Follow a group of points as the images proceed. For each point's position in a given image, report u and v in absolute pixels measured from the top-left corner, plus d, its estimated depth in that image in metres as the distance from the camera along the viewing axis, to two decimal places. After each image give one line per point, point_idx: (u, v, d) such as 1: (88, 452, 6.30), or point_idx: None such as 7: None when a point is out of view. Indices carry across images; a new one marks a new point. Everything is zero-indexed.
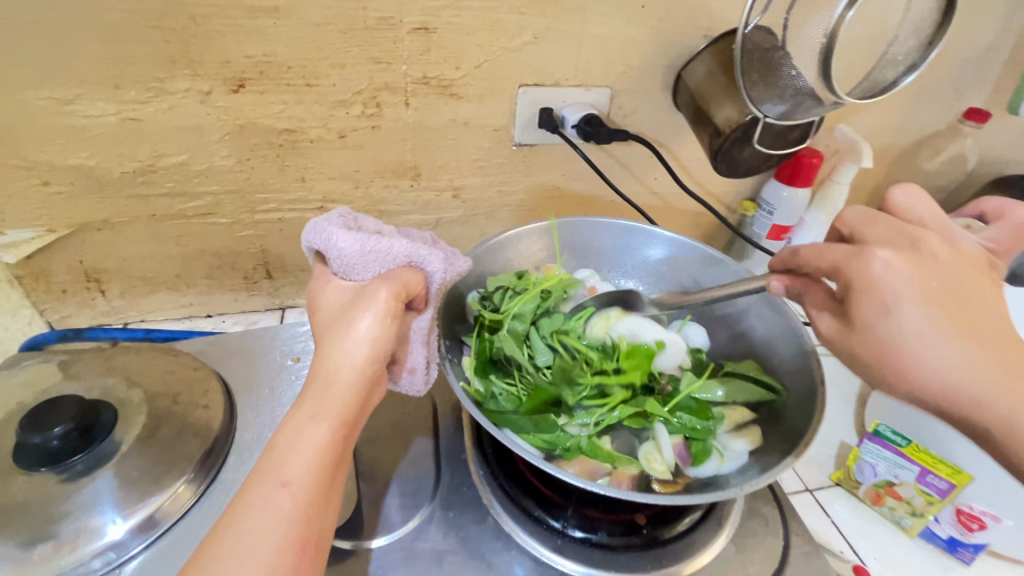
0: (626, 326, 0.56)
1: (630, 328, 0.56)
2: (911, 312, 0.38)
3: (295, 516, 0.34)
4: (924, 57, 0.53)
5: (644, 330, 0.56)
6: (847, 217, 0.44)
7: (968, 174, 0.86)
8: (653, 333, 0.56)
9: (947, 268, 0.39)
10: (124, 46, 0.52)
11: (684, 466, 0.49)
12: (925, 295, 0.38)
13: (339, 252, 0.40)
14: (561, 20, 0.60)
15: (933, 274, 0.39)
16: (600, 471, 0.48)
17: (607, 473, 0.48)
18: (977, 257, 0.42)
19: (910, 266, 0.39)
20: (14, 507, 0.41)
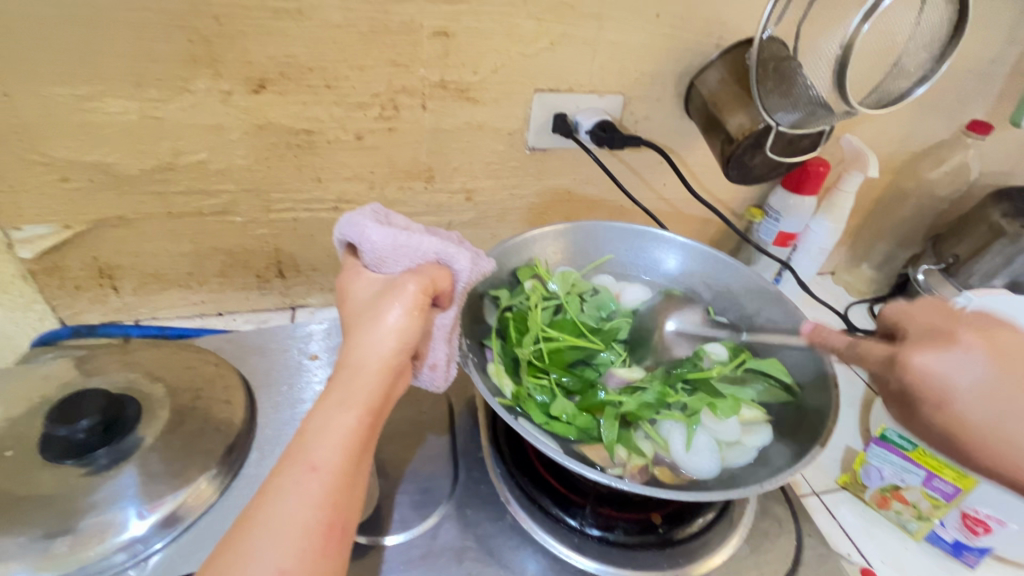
0: (681, 446, 0.49)
1: (681, 445, 0.49)
2: (931, 386, 0.35)
3: (322, 501, 0.34)
4: (936, 69, 0.55)
5: (684, 449, 0.49)
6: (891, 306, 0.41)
7: (972, 184, 0.88)
8: (688, 450, 0.49)
9: (1003, 360, 0.35)
10: (148, 43, 0.53)
11: (684, 465, 0.49)
12: (994, 385, 0.34)
13: (372, 245, 0.42)
14: (577, 26, 0.61)
15: (1012, 362, 0.35)
16: (614, 462, 0.49)
17: (620, 464, 0.48)
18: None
19: (993, 358, 0.35)
20: (41, 499, 0.41)
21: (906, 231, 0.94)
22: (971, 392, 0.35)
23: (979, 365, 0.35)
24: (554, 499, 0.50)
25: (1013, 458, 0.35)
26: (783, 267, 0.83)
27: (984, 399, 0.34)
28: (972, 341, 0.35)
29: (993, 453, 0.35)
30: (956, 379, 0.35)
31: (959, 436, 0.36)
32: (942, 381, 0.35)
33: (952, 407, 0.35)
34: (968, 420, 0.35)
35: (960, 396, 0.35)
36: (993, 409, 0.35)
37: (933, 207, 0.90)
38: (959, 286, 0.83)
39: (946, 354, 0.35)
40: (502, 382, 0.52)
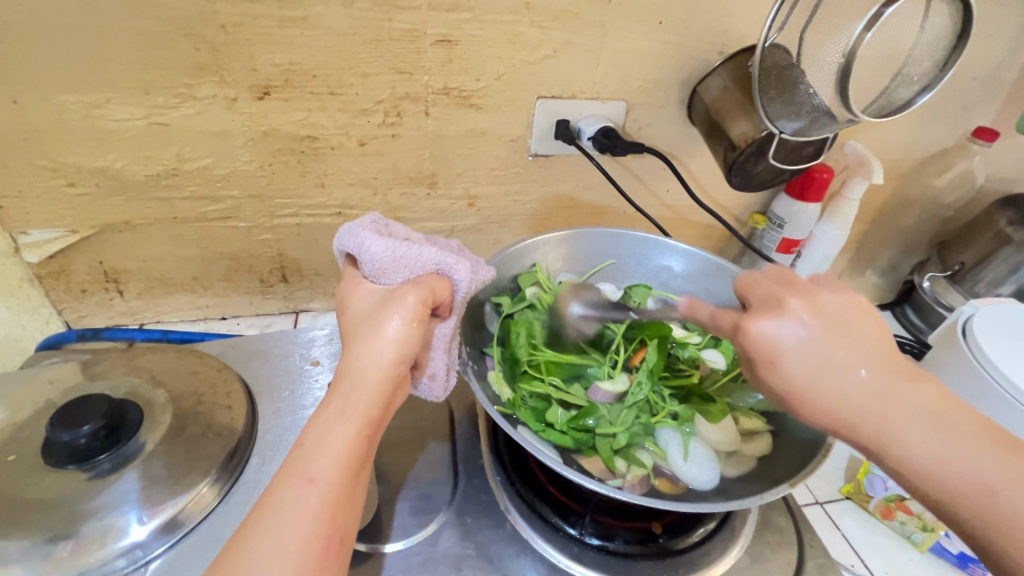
0: (679, 459, 0.50)
1: (679, 458, 0.50)
2: (761, 342, 0.38)
3: (320, 513, 0.34)
4: (939, 78, 0.55)
5: (683, 461, 0.49)
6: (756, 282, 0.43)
7: (978, 191, 0.87)
8: (686, 463, 0.49)
9: (835, 322, 0.38)
10: (155, 51, 0.53)
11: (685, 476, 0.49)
12: (812, 340, 0.37)
13: (371, 256, 0.42)
14: (580, 34, 0.62)
15: (828, 328, 0.37)
16: (610, 475, 0.49)
17: (620, 478, 0.49)
18: (845, 307, 0.39)
19: (813, 320, 0.38)
20: (44, 502, 0.41)
21: (912, 238, 0.93)
22: (794, 350, 0.37)
23: (806, 326, 0.37)
24: (553, 508, 0.50)
25: (830, 409, 0.36)
26: None
27: (800, 355, 0.37)
28: (796, 303, 0.38)
29: (813, 408, 0.37)
30: (780, 337, 0.37)
31: (788, 394, 0.38)
32: (772, 342, 0.38)
33: (778, 365, 0.37)
34: (795, 372, 0.37)
35: (784, 350, 0.37)
36: (807, 369, 0.37)
37: (938, 214, 0.90)
38: (965, 294, 0.83)
39: (774, 317, 0.38)
40: (500, 386, 0.53)
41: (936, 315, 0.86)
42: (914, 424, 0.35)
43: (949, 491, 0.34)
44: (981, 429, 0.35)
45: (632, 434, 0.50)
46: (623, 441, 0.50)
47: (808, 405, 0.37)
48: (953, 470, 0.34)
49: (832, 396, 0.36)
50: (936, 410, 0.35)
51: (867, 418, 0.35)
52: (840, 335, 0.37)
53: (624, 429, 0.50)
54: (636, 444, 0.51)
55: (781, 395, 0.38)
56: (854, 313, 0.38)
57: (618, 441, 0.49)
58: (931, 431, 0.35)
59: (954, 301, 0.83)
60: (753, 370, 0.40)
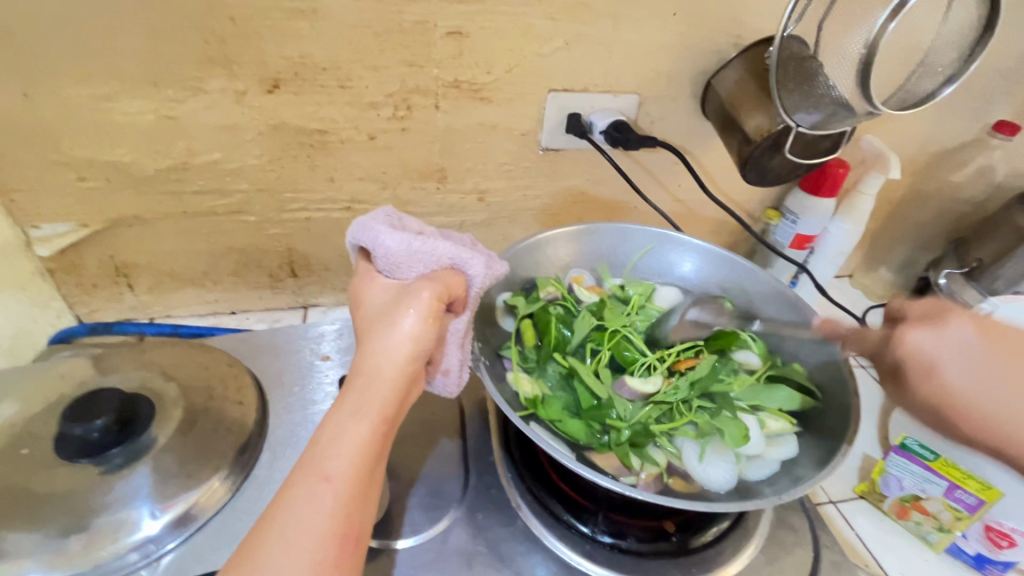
0: (694, 460, 0.48)
1: (694, 459, 0.48)
2: (915, 352, 0.38)
3: (336, 513, 0.34)
4: (963, 69, 0.54)
5: (698, 462, 0.48)
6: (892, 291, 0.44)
7: (996, 187, 0.86)
8: (700, 464, 0.48)
9: (1006, 342, 0.37)
10: (164, 44, 0.53)
11: (698, 477, 0.48)
12: (980, 352, 0.37)
13: (385, 251, 0.41)
14: (593, 25, 0.61)
15: (1000, 343, 0.37)
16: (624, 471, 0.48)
17: (634, 476, 0.48)
18: (1017, 328, 0.38)
19: (979, 336, 0.37)
20: (56, 497, 0.41)
21: (927, 234, 0.92)
22: (961, 365, 0.37)
23: (985, 352, 0.37)
24: (565, 505, 0.50)
25: (996, 425, 0.36)
26: (800, 269, 0.82)
27: (972, 369, 0.36)
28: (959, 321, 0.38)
29: (981, 424, 0.36)
30: (946, 354, 0.37)
31: (949, 407, 0.38)
32: (930, 351, 0.38)
33: (942, 378, 0.37)
34: (961, 391, 0.37)
35: (950, 366, 0.37)
36: (983, 384, 0.36)
37: (955, 209, 0.88)
38: (983, 291, 0.81)
39: (936, 332, 0.38)
40: (524, 388, 0.52)
41: None
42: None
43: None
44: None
45: (641, 431, 0.49)
46: (629, 437, 0.49)
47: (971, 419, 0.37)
48: None
49: (1012, 414, 0.35)
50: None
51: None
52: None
53: (632, 424, 0.50)
54: (650, 439, 0.50)
55: (939, 407, 0.38)
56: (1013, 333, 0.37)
57: (624, 436, 0.49)
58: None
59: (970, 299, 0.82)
60: (907, 381, 0.39)
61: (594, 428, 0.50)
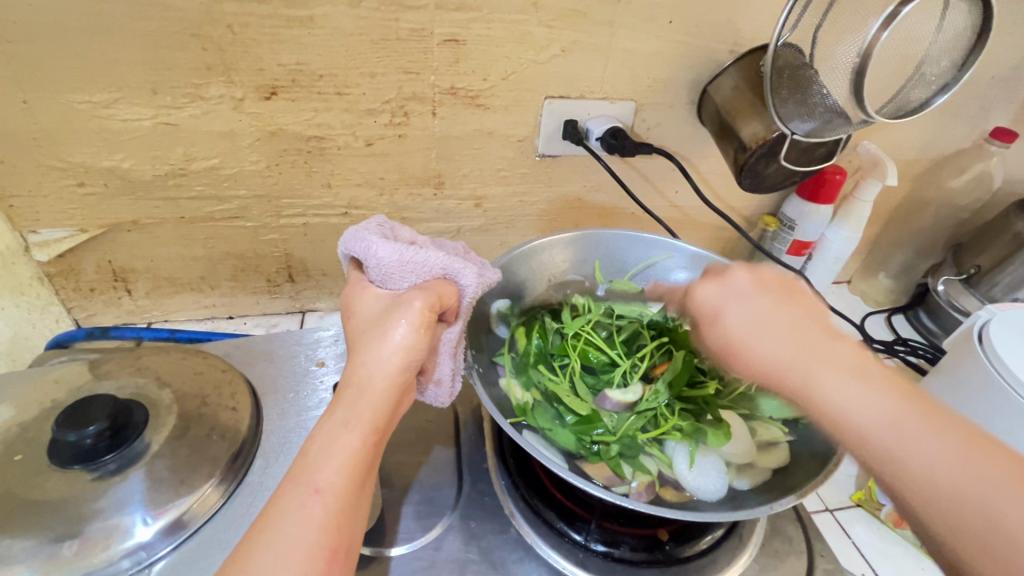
0: (682, 468, 0.48)
1: (683, 468, 0.48)
2: (698, 301, 0.46)
3: (326, 524, 0.34)
4: (958, 78, 0.54)
5: (687, 471, 0.48)
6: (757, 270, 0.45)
7: (994, 193, 0.86)
8: (689, 473, 0.48)
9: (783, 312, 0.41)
10: (162, 52, 0.53)
11: (688, 486, 0.47)
12: (750, 299, 0.43)
13: (376, 260, 0.41)
14: (589, 33, 0.61)
15: (773, 302, 0.42)
16: (617, 480, 0.48)
17: (626, 485, 0.47)
18: (794, 286, 0.44)
19: (751, 286, 0.44)
20: (49, 503, 0.42)
21: (926, 240, 0.92)
22: (733, 310, 0.43)
23: (745, 299, 0.43)
24: (558, 513, 0.50)
25: (761, 360, 0.40)
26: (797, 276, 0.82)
27: (741, 315, 0.42)
28: (739, 274, 0.45)
29: (748, 355, 0.41)
30: (719, 300, 0.45)
31: (726, 351, 0.43)
32: (718, 300, 0.45)
33: (721, 321, 0.44)
34: (733, 330, 0.43)
35: (727, 310, 0.44)
36: (749, 329, 0.42)
37: (954, 216, 0.88)
38: (980, 298, 0.81)
39: (719, 282, 0.46)
40: (516, 395, 0.52)
41: (949, 320, 0.85)
42: (849, 387, 0.36)
43: (883, 459, 0.35)
44: (933, 409, 0.35)
45: (630, 444, 0.49)
46: (618, 449, 0.49)
47: (742, 358, 0.41)
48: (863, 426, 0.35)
49: (761, 355, 0.40)
50: (854, 368, 0.37)
51: (798, 374, 0.38)
52: (744, 321, 0.42)
53: (620, 437, 0.50)
54: (639, 450, 0.50)
55: (714, 347, 0.44)
56: (779, 284, 0.43)
57: (613, 449, 0.49)
58: (868, 397, 0.36)
59: (969, 305, 0.82)
60: (703, 328, 0.46)
61: (584, 441, 0.49)
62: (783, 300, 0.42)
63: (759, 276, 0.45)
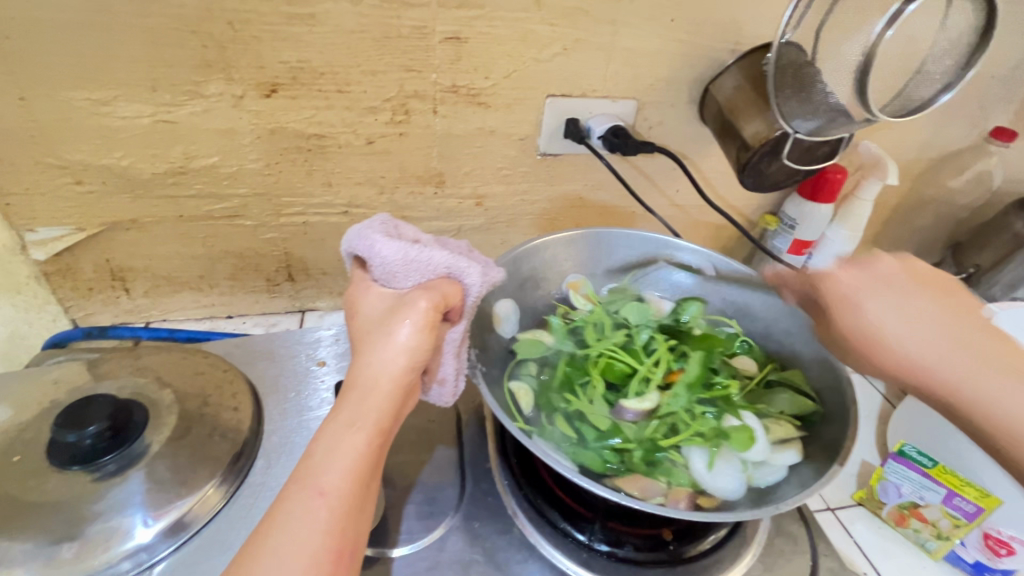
0: (706, 473, 0.48)
1: (706, 473, 0.48)
2: (847, 303, 0.43)
3: (330, 528, 0.33)
4: (961, 77, 0.54)
5: (711, 476, 0.48)
6: (885, 263, 0.43)
7: (993, 193, 0.86)
8: (715, 478, 0.47)
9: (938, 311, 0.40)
10: (161, 48, 0.53)
11: (716, 490, 0.47)
12: (920, 313, 0.40)
13: (381, 259, 0.41)
14: (591, 31, 0.61)
15: (936, 312, 0.40)
16: (654, 489, 0.47)
17: (662, 492, 0.47)
18: (948, 282, 0.41)
19: (911, 280, 0.41)
20: (49, 504, 0.41)
21: (926, 240, 0.92)
22: (898, 322, 0.40)
23: (890, 296, 0.41)
24: (562, 513, 0.49)
25: (912, 356, 0.39)
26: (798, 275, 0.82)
27: (920, 337, 0.39)
28: (886, 263, 0.43)
29: (925, 373, 0.39)
30: (886, 313, 0.41)
31: (921, 372, 0.39)
32: (877, 311, 0.41)
33: (881, 331, 0.41)
34: (905, 348, 0.40)
35: (888, 319, 0.41)
36: (951, 345, 0.38)
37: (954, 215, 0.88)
38: (980, 296, 0.81)
39: (858, 270, 0.43)
40: (523, 399, 0.53)
41: None
42: (1004, 384, 0.37)
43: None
44: None
45: (654, 451, 0.49)
46: (641, 456, 0.49)
47: (882, 351, 0.41)
48: None
49: (949, 367, 0.38)
50: None
51: (950, 375, 0.38)
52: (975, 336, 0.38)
53: (641, 444, 0.50)
54: (660, 457, 0.49)
55: (911, 368, 0.40)
56: (927, 281, 0.41)
57: (636, 458, 0.49)
58: (1022, 393, 0.36)
59: None
60: (833, 312, 0.44)
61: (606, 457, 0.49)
62: (941, 295, 0.40)
63: (926, 278, 0.41)
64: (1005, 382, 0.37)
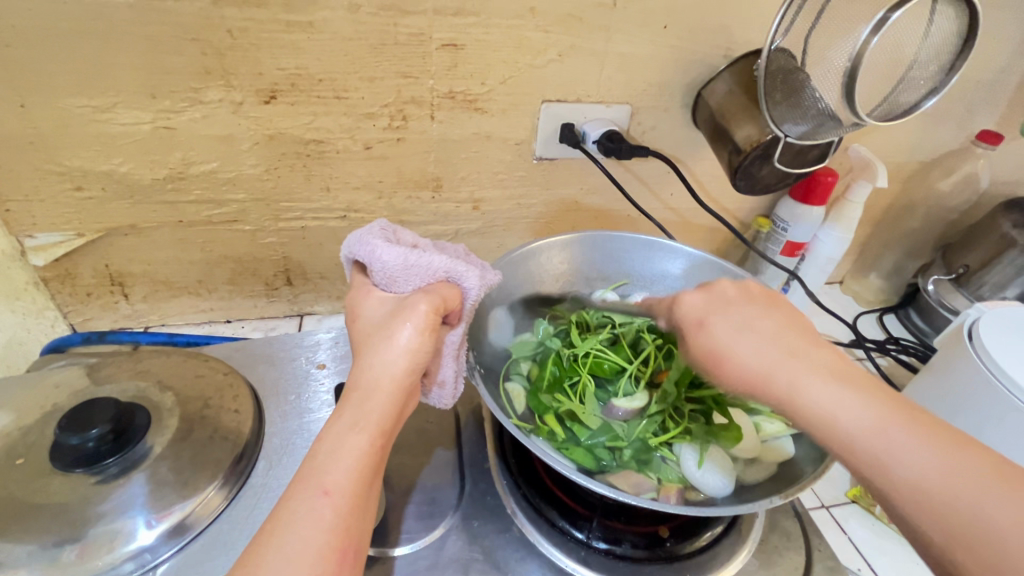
0: (694, 471, 0.49)
1: (695, 469, 0.49)
2: (696, 326, 0.44)
3: (336, 525, 0.34)
4: (946, 81, 0.55)
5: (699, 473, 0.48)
6: (724, 288, 0.45)
7: (982, 195, 0.87)
8: (702, 474, 0.48)
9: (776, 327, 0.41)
10: (161, 56, 0.53)
11: (705, 487, 0.48)
12: (764, 333, 0.41)
13: (381, 264, 0.42)
14: (585, 38, 0.62)
15: (777, 331, 0.41)
16: (646, 486, 0.49)
17: (653, 489, 0.49)
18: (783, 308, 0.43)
19: (754, 307, 0.43)
20: (51, 506, 0.41)
21: (916, 241, 0.93)
22: (734, 339, 0.42)
23: (728, 310, 0.43)
24: (560, 511, 0.50)
25: (747, 370, 0.40)
26: (791, 276, 0.83)
27: (758, 349, 0.40)
28: (724, 285, 0.46)
29: (769, 382, 0.39)
30: (728, 332, 0.42)
31: (768, 386, 0.39)
32: (724, 332, 0.42)
33: (725, 350, 0.42)
34: (753, 365, 0.40)
35: (729, 339, 0.42)
36: (785, 355, 0.40)
37: (943, 217, 0.89)
38: (969, 297, 0.82)
39: (704, 292, 0.46)
40: (518, 399, 0.54)
41: (941, 320, 0.85)
42: (827, 391, 0.38)
43: (864, 460, 0.36)
44: (920, 418, 0.36)
45: (644, 449, 0.51)
46: (632, 454, 0.50)
47: (727, 363, 0.41)
48: (899, 451, 0.35)
49: (799, 386, 0.38)
50: (909, 413, 0.36)
51: (780, 386, 0.39)
52: (818, 355, 0.40)
53: (632, 443, 0.51)
54: (651, 454, 0.51)
55: (762, 383, 0.40)
56: (755, 297, 0.44)
57: (627, 456, 0.50)
58: (841, 398, 0.37)
59: (957, 304, 0.83)
60: (686, 333, 0.46)
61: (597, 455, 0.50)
62: (776, 318, 0.42)
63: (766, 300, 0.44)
64: (840, 391, 0.37)
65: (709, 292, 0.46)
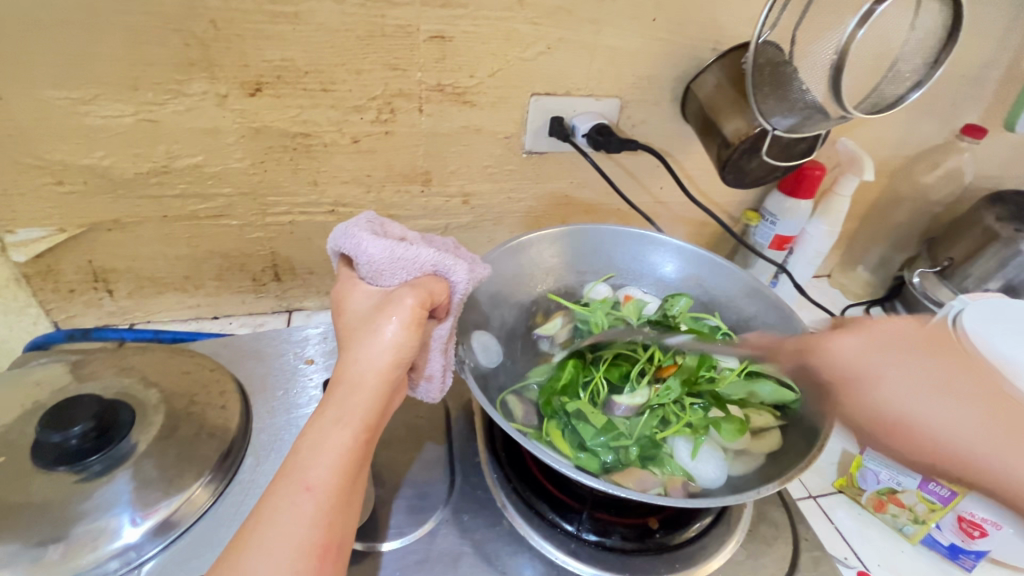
0: (696, 465, 0.49)
1: (697, 463, 0.49)
2: (862, 382, 0.35)
3: (318, 521, 0.34)
4: (931, 74, 0.56)
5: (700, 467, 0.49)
6: (881, 329, 0.37)
7: (966, 188, 0.88)
8: (703, 468, 0.49)
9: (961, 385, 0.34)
10: (143, 47, 0.52)
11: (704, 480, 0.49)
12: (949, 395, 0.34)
13: (368, 257, 0.42)
14: (575, 31, 0.61)
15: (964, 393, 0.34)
16: (651, 483, 0.48)
17: (659, 484, 0.48)
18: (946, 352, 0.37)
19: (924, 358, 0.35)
20: (33, 505, 0.41)
21: (902, 234, 0.94)
22: (924, 406, 0.33)
23: (905, 359, 0.35)
24: (550, 504, 0.50)
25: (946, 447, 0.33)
26: (779, 270, 0.84)
27: (959, 419, 0.33)
28: (885, 325, 0.37)
29: (973, 461, 0.32)
30: (911, 394, 0.34)
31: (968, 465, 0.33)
32: (907, 395, 0.34)
33: (912, 420, 0.33)
34: (949, 440, 0.33)
35: (914, 405, 0.33)
36: (991, 426, 0.33)
37: (928, 210, 0.90)
38: (953, 289, 0.83)
39: (863, 336, 0.37)
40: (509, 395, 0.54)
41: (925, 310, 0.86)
42: None
43: None
44: None
45: (649, 445, 0.51)
46: (637, 451, 0.50)
47: (916, 436, 0.33)
48: None
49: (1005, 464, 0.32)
50: None
51: (987, 462, 0.32)
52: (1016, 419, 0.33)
53: (637, 440, 0.50)
54: (654, 450, 0.50)
55: (963, 462, 0.33)
56: (919, 342, 0.36)
57: (632, 454, 0.49)
58: None
59: (941, 296, 0.84)
60: (837, 389, 0.37)
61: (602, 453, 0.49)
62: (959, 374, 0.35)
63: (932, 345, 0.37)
64: None
65: (866, 334, 0.37)
